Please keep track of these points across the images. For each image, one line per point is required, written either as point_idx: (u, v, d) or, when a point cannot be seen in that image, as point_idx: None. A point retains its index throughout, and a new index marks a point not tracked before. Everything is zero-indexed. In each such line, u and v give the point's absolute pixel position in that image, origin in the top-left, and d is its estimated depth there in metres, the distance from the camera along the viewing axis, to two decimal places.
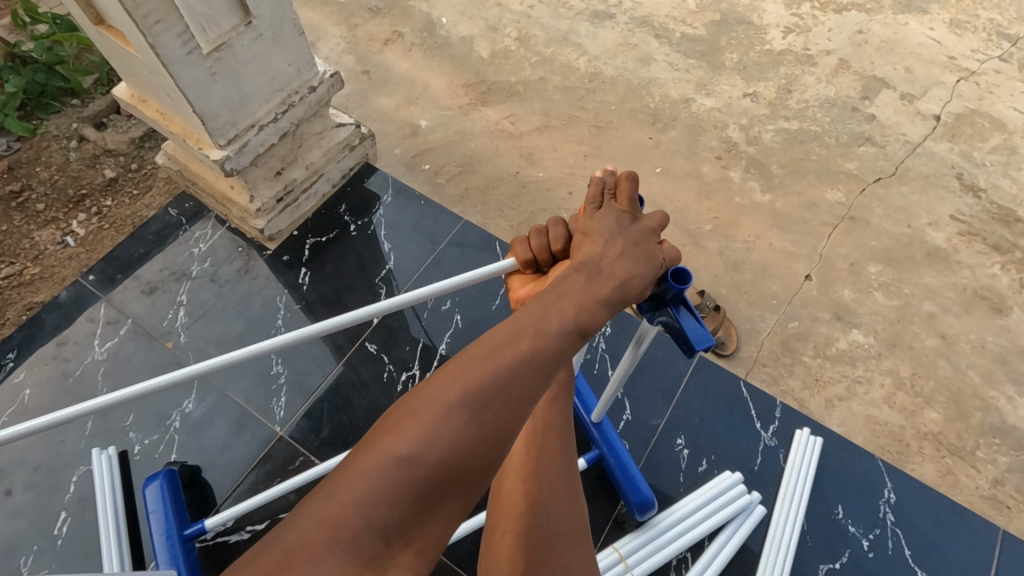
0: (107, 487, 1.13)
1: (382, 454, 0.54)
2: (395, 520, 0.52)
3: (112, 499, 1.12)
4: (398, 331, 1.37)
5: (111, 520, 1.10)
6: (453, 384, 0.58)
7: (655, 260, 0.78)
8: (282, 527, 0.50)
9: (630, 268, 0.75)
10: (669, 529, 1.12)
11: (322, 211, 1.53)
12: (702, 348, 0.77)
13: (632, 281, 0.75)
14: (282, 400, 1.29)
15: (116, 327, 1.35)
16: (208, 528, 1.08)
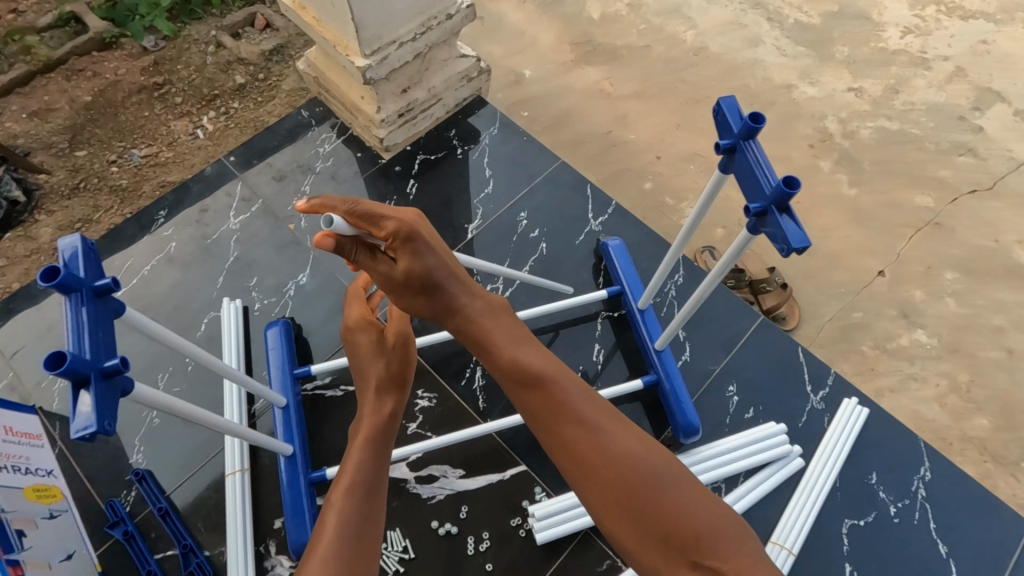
0: (234, 333, 1.34)
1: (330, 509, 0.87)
2: (365, 533, 0.85)
3: (236, 344, 1.32)
4: (488, 249, 1.50)
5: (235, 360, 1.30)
6: (369, 440, 0.97)
7: (412, 224, 0.92)
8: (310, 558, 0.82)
9: (413, 250, 0.91)
10: (708, 458, 1.23)
11: (434, 132, 1.67)
12: (797, 248, 0.67)
13: (420, 254, 0.92)
14: None
15: (249, 204, 1.54)
16: (312, 372, 1.26)
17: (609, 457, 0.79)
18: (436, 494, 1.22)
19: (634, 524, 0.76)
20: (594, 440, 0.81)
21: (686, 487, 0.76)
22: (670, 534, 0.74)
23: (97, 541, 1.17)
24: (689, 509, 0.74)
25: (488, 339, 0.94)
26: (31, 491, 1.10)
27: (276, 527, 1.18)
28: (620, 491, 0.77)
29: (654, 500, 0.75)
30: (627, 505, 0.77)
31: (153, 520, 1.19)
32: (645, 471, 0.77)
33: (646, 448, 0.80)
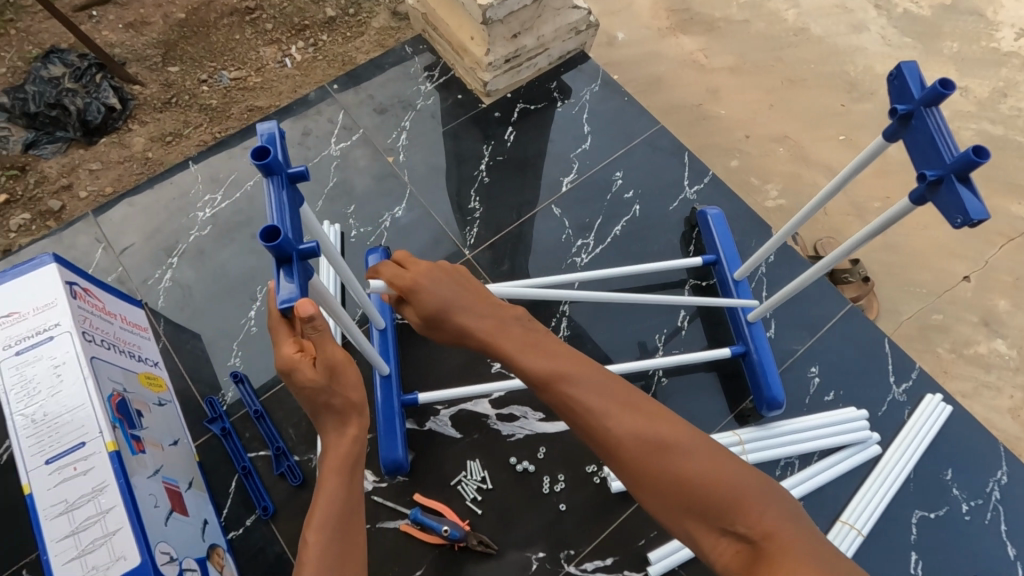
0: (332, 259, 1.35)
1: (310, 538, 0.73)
2: (353, 556, 0.73)
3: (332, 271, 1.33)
4: (582, 203, 1.50)
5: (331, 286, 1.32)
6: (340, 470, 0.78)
7: (418, 275, 0.87)
8: None
9: (421, 297, 0.86)
10: (786, 434, 1.25)
11: (535, 82, 1.66)
12: (974, 219, 0.67)
13: (435, 291, 0.86)
14: (473, 231, 1.46)
15: (350, 133, 1.56)
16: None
17: (651, 450, 0.73)
18: (516, 433, 1.26)
19: (697, 519, 0.70)
20: (632, 435, 0.74)
21: (737, 477, 0.70)
22: (738, 526, 0.67)
23: (196, 433, 1.23)
24: (748, 499, 0.68)
25: (499, 349, 0.86)
26: (143, 378, 1.16)
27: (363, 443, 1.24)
28: (674, 486, 0.71)
29: (710, 492, 0.69)
30: (683, 500, 0.71)
31: (248, 421, 1.25)
32: (693, 456, 0.72)
33: (682, 441, 0.73)
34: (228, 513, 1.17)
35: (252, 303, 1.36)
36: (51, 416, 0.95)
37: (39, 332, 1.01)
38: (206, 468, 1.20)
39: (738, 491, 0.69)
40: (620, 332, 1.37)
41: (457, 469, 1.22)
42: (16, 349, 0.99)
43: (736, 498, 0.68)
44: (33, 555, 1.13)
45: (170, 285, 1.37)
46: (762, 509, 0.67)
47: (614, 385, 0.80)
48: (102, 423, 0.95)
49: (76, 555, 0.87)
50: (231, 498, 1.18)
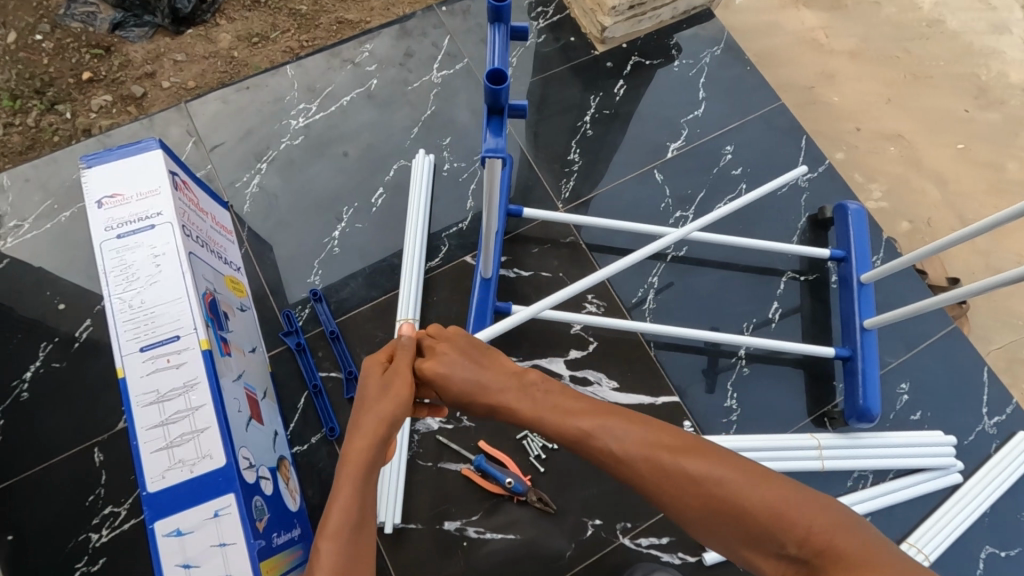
0: (424, 193, 1.31)
1: (326, 544, 0.63)
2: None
3: (424, 205, 1.30)
4: (686, 173, 1.41)
5: (420, 221, 1.28)
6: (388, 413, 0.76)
7: (437, 335, 0.85)
8: None
9: (443, 384, 0.81)
10: (866, 447, 1.20)
11: (654, 35, 1.54)
12: None
13: (447, 372, 0.81)
14: (569, 183, 1.39)
15: (454, 61, 1.47)
16: (522, 215, 1.26)
17: (683, 480, 0.66)
18: (588, 398, 1.23)
19: (747, 544, 0.63)
20: (658, 468, 0.68)
21: (785, 496, 0.62)
22: (792, 546, 0.60)
23: (271, 343, 1.22)
24: (800, 517, 0.60)
25: (520, 415, 0.78)
26: (229, 281, 1.14)
27: None
28: (715, 513, 0.64)
29: (751, 517, 0.62)
30: (729, 526, 0.64)
31: (322, 341, 1.23)
32: (731, 476, 0.64)
33: (717, 465, 0.66)
34: (294, 427, 1.17)
35: (337, 222, 1.32)
36: (147, 306, 0.94)
37: (141, 219, 0.98)
38: (277, 380, 1.20)
39: (786, 511, 0.61)
40: (707, 314, 1.31)
41: (524, 425, 1.20)
42: (117, 233, 0.97)
43: (785, 518, 0.61)
44: (104, 437, 1.15)
45: (257, 192, 1.34)
46: (819, 519, 0.60)
47: (634, 420, 0.72)
48: (197, 321, 0.94)
49: (165, 446, 0.87)
50: (298, 414, 1.18)
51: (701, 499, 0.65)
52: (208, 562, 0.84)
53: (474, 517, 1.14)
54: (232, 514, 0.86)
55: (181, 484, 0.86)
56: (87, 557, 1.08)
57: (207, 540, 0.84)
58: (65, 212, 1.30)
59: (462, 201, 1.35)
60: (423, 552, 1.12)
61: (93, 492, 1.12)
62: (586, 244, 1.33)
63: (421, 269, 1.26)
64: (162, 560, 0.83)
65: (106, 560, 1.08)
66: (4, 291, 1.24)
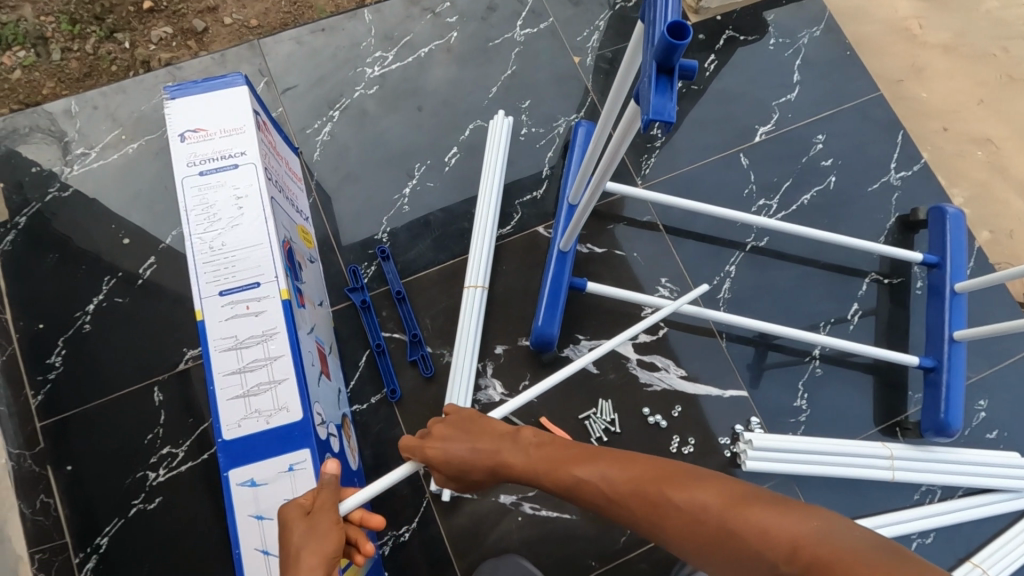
0: (502, 155, 1.25)
1: None
2: None
3: (502, 167, 1.24)
4: (773, 160, 1.34)
5: (496, 183, 1.23)
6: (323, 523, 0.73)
7: (436, 420, 0.84)
8: None
9: (438, 460, 0.80)
10: (940, 463, 1.15)
11: (751, 9, 1.45)
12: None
13: (451, 443, 0.81)
14: (650, 160, 1.32)
15: (539, 19, 1.40)
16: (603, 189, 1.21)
17: (672, 514, 0.62)
18: (654, 384, 1.20)
19: (744, 573, 0.56)
20: (643, 505, 0.65)
21: (764, 513, 0.56)
22: (783, 566, 0.53)
23: (336, 298, 1.19)
24: (784, 532, 0.54)
25: (525, 471, 0.76)
26: (301, 231, 1.11)
27: (496, 352, 1.19)
28: (703, 543, 0.59)
29: (742, 543, 0.56)
30: (720, 555, 0.58)
31: (386, 300, 1.20)
32: (709, 505, 0.60)
33: (696, 496, 0.61)
34: (354, 385, 1.15)
35: (408, 179, 1.28)
36: (228, 249, 0.90)
37: (224, 157, 0.94)
38: (339, 335, 1.17)
39: (767, 527, 0.55)
40: (783, 309, 1.26)
41: (587, 405, 1.17)
42: (200, 169, 0.93)
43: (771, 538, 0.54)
44: (165, 377, 1.14)
45: (327, 140, 1.29)
46: (806, 529, 0.53)
47: (619, 458, 0.70)
48: (278, 269, 0.90)
49: (242, 394, 0.85)
50: (359, 372, 1.16)
51: (698, 528, 0.60)
52: None
53: (530, 493, 1.12)
54: (307, 468, 0.84)
55: (257, 434, 0.84)
56: (145, 494, 1.08)
57: (280, 493, 0.83)
58: (132, 144, 1.26)
59: (538, 169, 1.29)
60: (476, 521, 1.11)
61: (151, 430, 1.11)
62: (663, 225, 1.28)
63: (493, 233, 1.21)
64: (236, 508, 0.82)
65: (162, 499, 1.08)
66: (69, 220, 1.22)
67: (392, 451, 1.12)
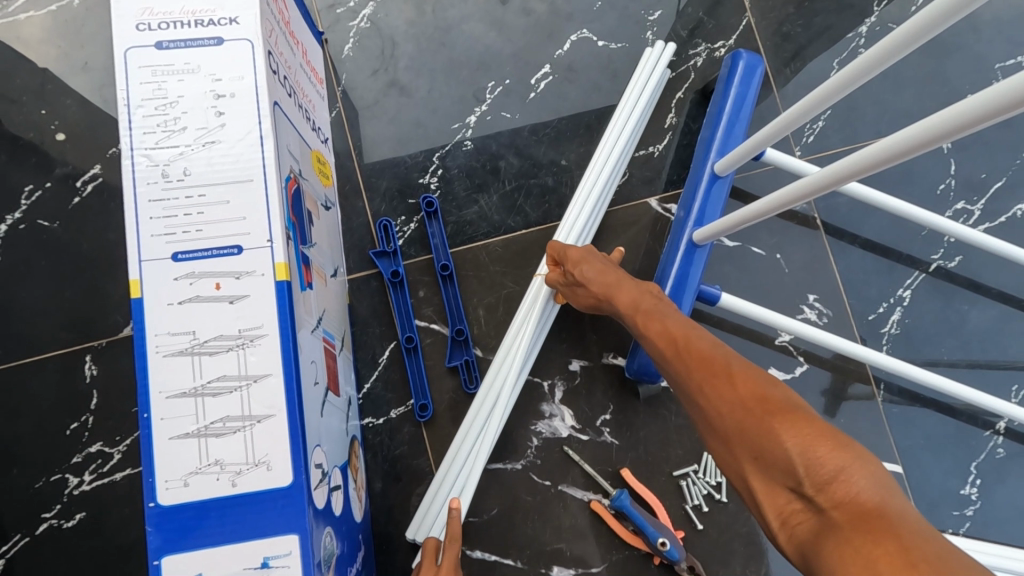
0: (645, 101, 0.85)
1: None
2: None
3: (638, 118, 0.84)
4: (984, 145, 0.96)
5: (626, 132, 0.84)
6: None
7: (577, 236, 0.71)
8: None
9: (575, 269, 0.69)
10: None
11: None
12: None
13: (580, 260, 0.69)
14: (816, 124, 0.95)
15: None
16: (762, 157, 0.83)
17: (712, 383, 0.49)
18: None
19: (756, 471, 0.45)
20: (693, 368, 0.52)
21: (819, 433, 0.42)
22: (806, 491, 0.42)
23: (358, 261, 0.84)
24: (829, 462, 0.41)
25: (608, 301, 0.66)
26: (315, 159, 0.74)
27: (571, 369, 0.86)
28: (726, 426, 0.47)
29: (771, 438, 0.44)
30: (740, 450, 0.46)
31: (427, 274, 0.85)
32: (760, 395, 0.46)
33: (751, 386, 0.47)
34: (369, 388, 0.82)
35: (476, 103, 0.90)
36: (194, 181, 0.54)
37: (200, 22, 0.55)
38: (355, 316, 0.83)
39: (811, 447, 0.42)
40: (968, 358, 0.91)
41: (685, 458, 0.84)
42: (156, 38, 0.55)
43: (810, 459, 0.42)
44: (103, 343, 0.79)
45: (366, 28, 0.90)
46: (851, 471, 0.40)
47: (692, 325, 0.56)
48: (274, 227, 0.54)
49: (196, 432, 0.51)
50: (378, 372, 0.82)
51: (734, 405, 0.47)
52: None
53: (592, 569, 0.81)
54: (288, 567, 0.51)
55: (215, 502, 0.51)
56: (60, 507, 0.76)
57: None
58: None
59: (660, 115, 0.92)
60: None
61: (77, 417, 0.78)
62: (823, 221, 0.93)
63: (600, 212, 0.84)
64: None
65: (84, 517, 0.76)
66: None
67: (412, 489, 0.80)
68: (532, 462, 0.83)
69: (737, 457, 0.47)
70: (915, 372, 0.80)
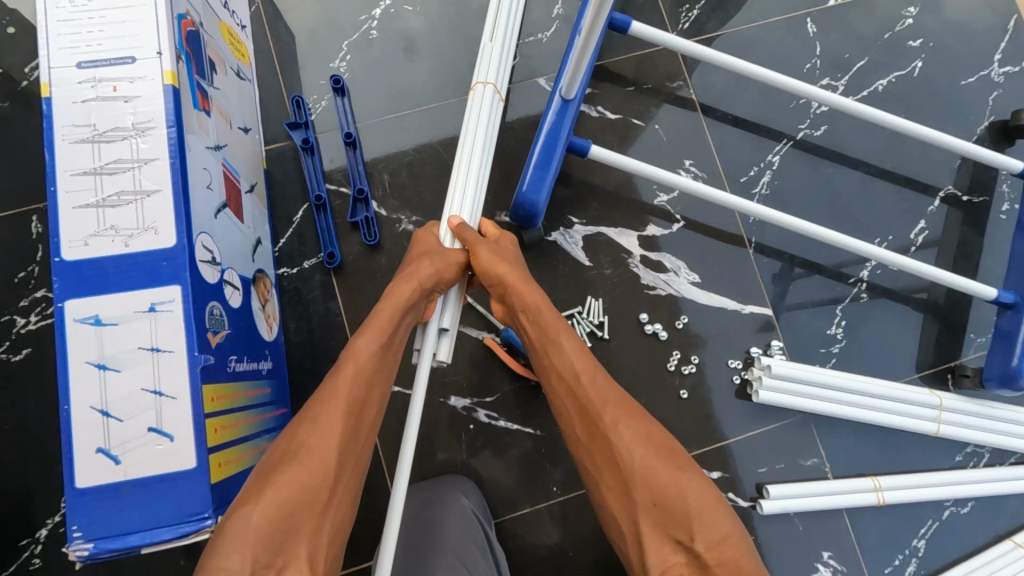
0: None
1: (306, 434, 0.55)
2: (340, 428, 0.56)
3: None
4: (847, 30, 1.06)
5: None
6: (381, 334, 0.65)
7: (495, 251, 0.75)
8: (270, 470, 0.53)
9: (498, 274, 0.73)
10: (1000, 421, 0.93)
11: None
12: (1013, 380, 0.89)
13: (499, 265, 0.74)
14: (691, 13, 1.05)
15: None
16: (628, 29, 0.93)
17: (625, 440, 0.58)
18: (658, 288, 0.96)
19: (651, 522, 0.54)
20: (604, 425, 0.60)
21: (717, 502, 0.53)
22: (696, 552, 0.50)
23: (274, 134, 0.95)
24: (723, 537, 0.51)
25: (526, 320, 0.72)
26: (225, 30, 0.85)
27: None
28: (634, 479, 0.56)
29: (671, 497, 0.53)
30: (641, 498, 0.55)
31: (336, 144, 0.95)
32: (671, 463, 0.56)
33: (659, 453, 0.57)
34: (284, 242, 0.92)
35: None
36: (94, 8, 0.64)
37: None
38: (272, 181, 0.93)
39: (708, 521, 0.51)
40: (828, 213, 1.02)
41: (572, 301, 0.94)
42: None
43: (704, 528, 0.51)
44: None
45: None
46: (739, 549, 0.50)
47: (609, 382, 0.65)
48: (163, 42, 0.65)
49: (95, 204, 0.61)
50: (292, 228, 0.93)
51: (642, 469, 0.56)
52: (132, 368, 0.59)
53: (488, 399, 0.92)
54: (174, 312, 0.61)
55: (110, 259, 0.60)
56: (9, 343, 0.86)
57: (134, 339, 0.60)
58: None
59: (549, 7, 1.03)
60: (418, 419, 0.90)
61: (24, 267, 0.88)
62: (698, 100, 1.03)
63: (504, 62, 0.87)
64: (71, 354, 0.59)
65: (31, 351, 0.86)
66: None
67: (322, 328, 0.91)
68: None
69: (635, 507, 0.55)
70: (782, 216, 0.89)
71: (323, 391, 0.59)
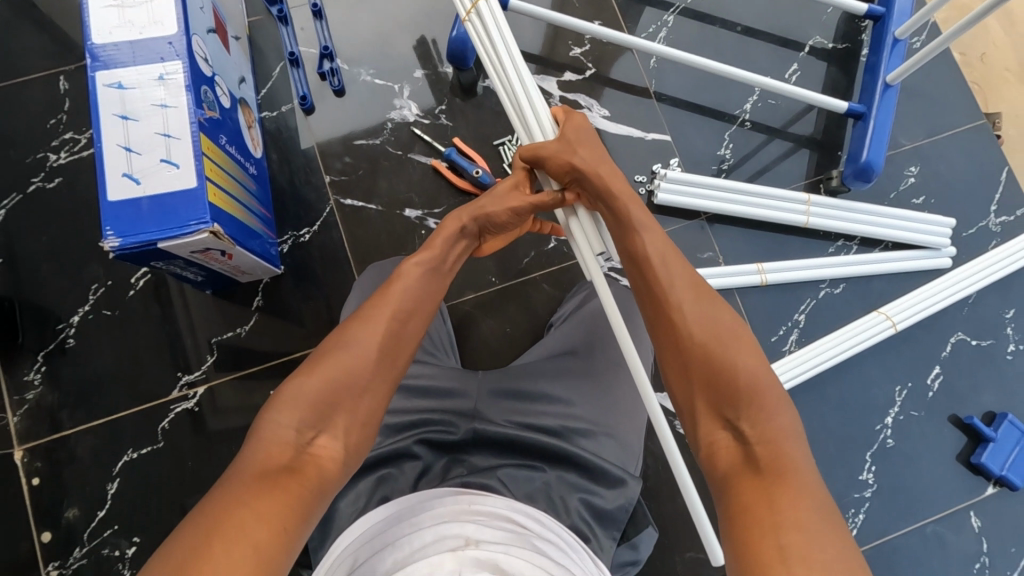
0: None
1: (364, 331, 0.65)
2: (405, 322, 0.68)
3: None
4: None
5: None
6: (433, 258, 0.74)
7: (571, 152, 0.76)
8: (326, 350, 0.64)
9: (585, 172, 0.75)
10: (863, 216, 1.12)
11: None
12: (869, 170, 1.08)
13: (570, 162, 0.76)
14: None
15: None
16: None
17: (692, 328, 0.64)
18: None
19: (708, 402, 0.61)
20: (671, 306, 0.66)
21: (778, 397, 0.60)
22: (748, 433, 0.58)
23: (255, 9, 1.16)
24: (777, 424, 0.58)
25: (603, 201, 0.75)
26: None
27: (415, 77, 1.16)
28: (696, 366, 0.62)
29: (734, 382, 0.60)
30: (702, 382, 0.62)
31: (306, 16, 1.16)
32: (741, 356, 0.62)
33: (731, 345, 0.62)
34: (265, 93, 1.13)
35: None
36: None
37: None
38: (254, 45, 1.14)
39: (760, 407, 0.59)
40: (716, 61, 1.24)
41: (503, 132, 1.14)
42: None
43: (760, 413, 0.58)
44: (71, 67, 1.11)
45: None
46: (784, 435, 0.57)
47: (690, 270, 0.69)
48: None
49: (115, 4, 0.82)
50: (271, 82, 1.14)
51: (714, 361, 0.62)
52: (147, 118, 0.79)
53: (436, 211, 1.10)
54: (177, 80, 0.81)
55: (128, 43, 0.81)
56: (44, 174, 1.07)
57: (148, 98, 0.80)
58: None
59: None
60: (376, 228, 1.09)
61: (55, 116, 1.09)
62: None
63: None
64: (101, 108, 0.79)
65: (61, 180, 1.07)
66: None
67: (298, 159, 1.11)
68: (387, 139, 1.12)
69: (698, 390, 0.62)
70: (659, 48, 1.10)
71: (379, 295, 0.69)
